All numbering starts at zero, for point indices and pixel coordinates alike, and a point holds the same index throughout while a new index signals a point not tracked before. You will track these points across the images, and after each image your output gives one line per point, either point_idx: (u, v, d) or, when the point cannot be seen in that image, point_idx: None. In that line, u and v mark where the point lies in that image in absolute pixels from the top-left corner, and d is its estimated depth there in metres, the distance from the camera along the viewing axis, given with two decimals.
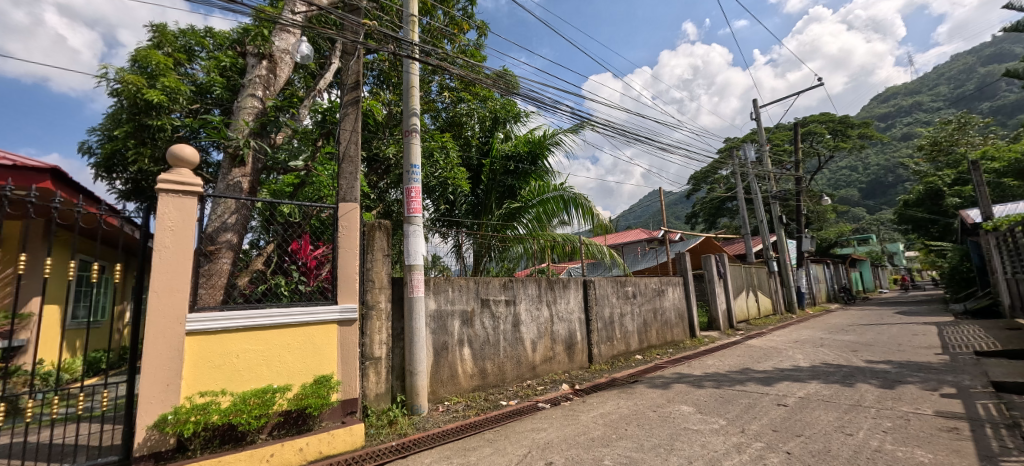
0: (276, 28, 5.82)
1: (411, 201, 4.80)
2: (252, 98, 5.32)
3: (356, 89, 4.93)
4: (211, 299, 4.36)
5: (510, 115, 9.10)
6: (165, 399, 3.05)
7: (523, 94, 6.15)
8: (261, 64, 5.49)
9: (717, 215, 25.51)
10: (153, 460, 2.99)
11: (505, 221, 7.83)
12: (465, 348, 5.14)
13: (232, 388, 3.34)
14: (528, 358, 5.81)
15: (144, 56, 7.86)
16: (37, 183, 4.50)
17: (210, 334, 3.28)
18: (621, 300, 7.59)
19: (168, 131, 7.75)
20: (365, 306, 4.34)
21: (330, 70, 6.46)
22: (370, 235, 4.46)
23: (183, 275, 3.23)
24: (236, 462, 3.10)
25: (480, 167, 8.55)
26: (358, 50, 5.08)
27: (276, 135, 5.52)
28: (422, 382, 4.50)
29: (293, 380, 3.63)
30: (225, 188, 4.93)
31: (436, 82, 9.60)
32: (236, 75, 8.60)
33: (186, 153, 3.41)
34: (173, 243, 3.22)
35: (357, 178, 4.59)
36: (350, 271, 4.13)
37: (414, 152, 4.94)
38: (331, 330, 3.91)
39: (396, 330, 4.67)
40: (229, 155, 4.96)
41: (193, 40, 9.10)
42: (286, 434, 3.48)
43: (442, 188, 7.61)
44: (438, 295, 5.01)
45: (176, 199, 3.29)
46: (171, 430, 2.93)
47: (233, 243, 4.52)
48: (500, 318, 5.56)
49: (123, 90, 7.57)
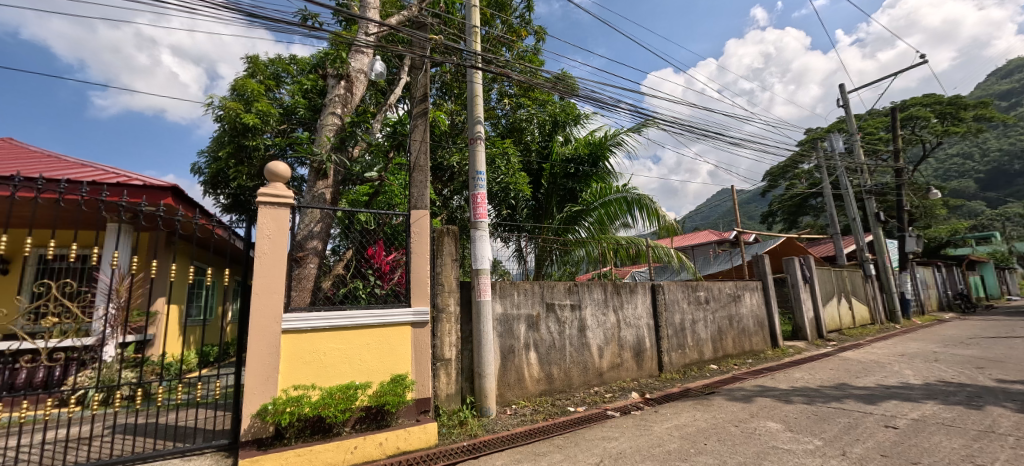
0: (351, 50, 6.27)
1: (477, 206, 4.91)
2: (333, 116, 5.79)
3: (424, 101, 5.16)
4: (301, 301, 4.81)
5: (570, 118, 9.04)
6: (265, 391, 3.39)
7: (584, 95, 6.07)
8: (339, 84, 5.96)
9: (799, 214, 23.40)
10: (256, 445, 3.32)
11: (567, 224, 7.76)
12: (531, 352, 5.16)
13: (320, 383, 3.63)
14: (594, 364, 5.70)
15: (242, 85, 8.87)
16: (163, 200, 5.26)
17: (302, 332, 3.60)
18: (692, 305, 7.20)
19: (262, 150, 8.63)
20: (435, 309, 4.52)
21: (399, 85, 6.83)
22: (440, 241, 4.65)
23: (278, 278, 3.57)
24: (325, 452, 3.36)
25: (540, 171, 8.55)
26: (425, 64, 5.32)
27: (353, 149, 5.94)
28: (490, 384, 4.57)
29: (372, 377, 3.87)
30: (310, 200, 5.39)
31: (495, 89, 9.79)
32: (316, 96, 9.41)
33: (279, 169, 3.78)
34: (270, 250, 3.58)
35: (427, 186, 4.79)
36: (421, 275, 4.32)
37: (479, 159, 5.05)
38: (406, 331, 4.10)
39: (465, 333, 4.80)
40: (314, 169, 5.43)
41: (280, 68, 10.09)
42: (367, 428, 3.71)
43: (504, 195, 7.72)
44: (504, 299, 5.08)
45: (272, 210, 3.65)
46: (270, 419, 3.24)
47: (318, 249, 4.92)
48: (565, 323, 5.51)
49: (225, 115, 8.57)
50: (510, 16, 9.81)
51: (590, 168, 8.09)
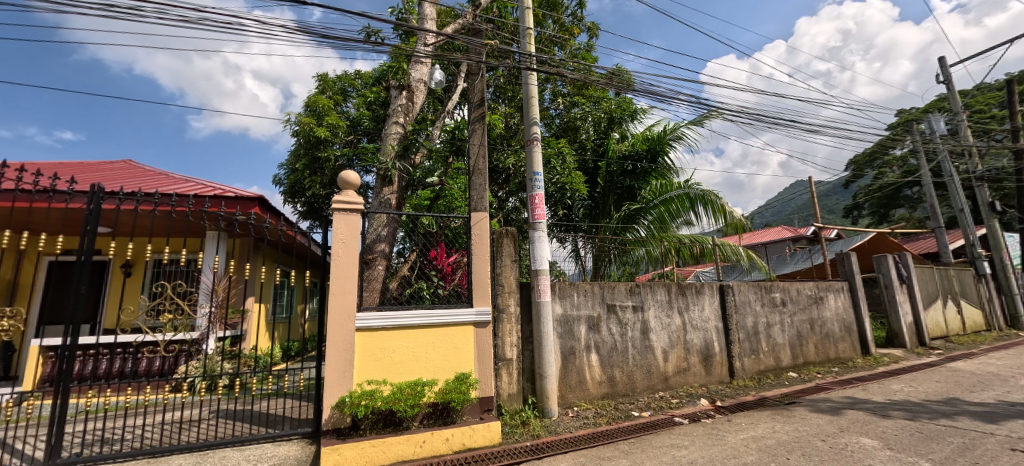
0: (411, 60, 6.54)
1: (535, 207, 4.92)
2: (396, 125, 6.08)
3: (481, 106, 5.26)
4: (372, 300, 5.09)
5: (626, 114, 8.85)
6: (342, 385, 3.64)
7: (642, 88, 5.84)
8: (401, 94, 6.25)
9: (891, 207, 21.00)
10: (335, 434, 3.57)
11: (625, 223, 7.54)
12: (592, 353, 5.09)
13: (391, 379, 3.83)
14: (659, 368, 5.49)
15: (314, 101, 9.58)
16: (250, 208, 5.83)
17: (373, 331, 3.82)
18: (767, 308, 6.72)
19: (333, 160, 9.29)
20: (497, 309, 4.60)
21: (456, 92, 7.02)
22: (499, 242, 4.72)
23: (351, 279, 3.82)
24: (396, 444, 3.54)
25: (596, 170, 8.37)
26: (481, 69, 5.39)
27: (415, 156, 6.21)
28: (552, 385, 4.57)
29: (438, 375, 4.01)
30: (378, 205, 5.69)
31: (549, 89, 9.71)
32: (379, 107, 9.95)
33: (351, 177, 4.04)
34: (345, 253, 3.84)
35: (486, 188, 4.88)
36: (482, 275, 4.42)
37: (536, 160, 5.06)
38: (469, 330, 4.21)
39: (526, 333, 4.84)
40: (380, 177, 5.72)
41: (346, 83, 10.76)
42: (434, 424, 3.85)
43: (561, 195, 7.67)
44: (564, 300, 5.06)
45: (345, 215, 3.91)
46: (348, 411, 3.47)
47: (386, 252, 5.18)
48: (627, 325, 5.37)
49: (301, 130, 9.31)
50: (562, 14, 9.73)
51: (649, 164, 7.84)
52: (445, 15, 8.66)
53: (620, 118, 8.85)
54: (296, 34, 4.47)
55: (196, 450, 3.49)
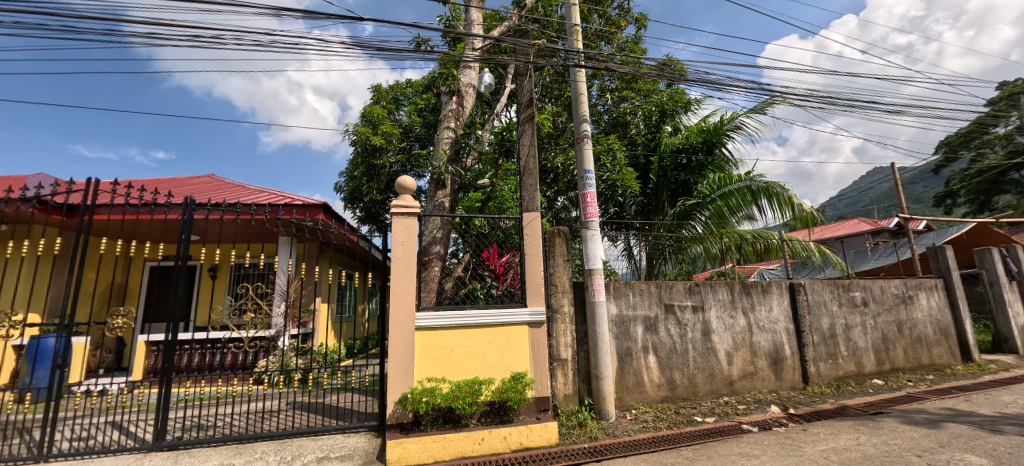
0: (460, 66, 6.70)
1: (587, 206, 4.83)
2: (448, 130, 6.24)
3: (530, 106, 5.26)
4: (429, 300, 5.26)
5: (679, 106, 8.52)
6: (404, 381, 3.80)
7: (696, 78, 5.55)
8: (451, 99, 6.41)
9: (993, 193, 18.53)
10: (399, 429, 3.73)
11: (680, 220, 7.24)
12: (650, 355, 4.93)
13: (449, 377, 3.93)
14: (723, 372, 5.21)
15: (369, 110, 10.07)
16: (316, 214, 6.23)
17: (431, 330, 3.94)
18: (845, 309, 6.17)
19: (388, 167, 9.79)
20: (550, 309, 4.58)
21: (504, 94, 7.08)
22: (551, 242, 4.70)
23: (410, 280, 3.97)
24: (456, 441, 3.63)
25: (648, 165, 8.10)
26: (529, 70, 5.37)
27: (467, 160, 6.35)
28: (609, 387, 4.47)
29: (494, 374, 4.06)
30: (432, 209, 5.87)
31: (596, 85, 9.52)
32: (429, 113, 10.30)
33: (407, 182, 4.19)
34: (403, 254, 4.00)
35: (537, 188, 4.88)
36: (536, 275, 4.42)
37: (587, 157, 4.98)
38: (524, 330, 4.23)
39: (581, 333, 4.78)
40: (434, 181, 5.90)
41: (398, 92, 11.21)
42: (492, 422, 3.91)
43: (612, 192, 7.52)
44: (619, 299, 4.95)
45: (404, 219, 4.07)
46: (410, 406, 3.61)
47: (441, 253, 5.33)
48: (686, 326, 5.15)
49: (358, 139, 9.79)
50: (608, 7, 9.52)
51: (705, 156, 7.32)
52: (491, 18, 8.77)
53: (672, 110, 8.54)
54: (354, 49, 4.73)
55: (277, 438, 3.80)
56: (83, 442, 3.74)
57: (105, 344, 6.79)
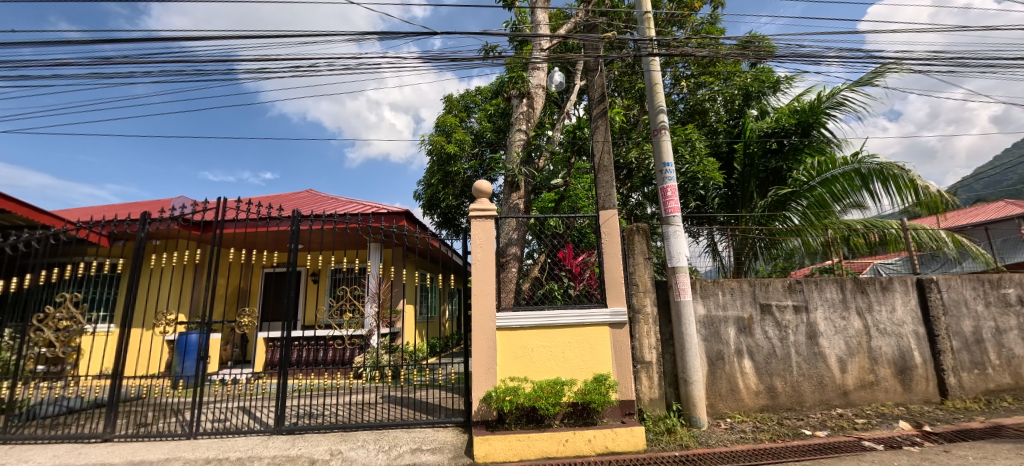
0: (529, 68, 6.74)
1: (667, 200, 4.57)
2: (520, 132, 6.31)
3: (603, 101, 5.13)
4: (507, 300, 5.37)
5: (766, 87, 7.81)
6: (488, 379, 3.91)
7: (789, 54, 5.02)
8: (522, 102, 6.46)
9: None
10: (484, 426, 3.83)
11: (773, 211, 6.61)
12: (745, 359, 4.56)
13: (532, 377, 3.97)
14: (835, 381, 4.65)
15: (442, 120, 10.53)
16: (399, 221, 6.63)
17: (512, 330, 4.02)
18: (994, 309, 5.20)
19: (462, 173, 10.17)
20: (632, 309, 4.43)
21: (574, 92, 6.96)
22: (630, 239, 4.54)
23: (489, 280, 4.08)
24: (540, 441, 3.65)
25: (732, 153, 7.49)
26: (600, 64, 5.23)
27: (539, 160, 6.35)
28: (699, 392, 4.20)
29: (576, 375, 4.01)
30: (507, 211, 5.97)
31: (670, 73, 9.04)
32: (498, 117, 10.55)
33: (483, 186, 4.31)
34: (483, 256, 4.12)
35: (613, 185, 4.74)
36: (615, 274, 4.28)
37: (665, 150, 4.72)
38: (605, 331, 4.12)
39: (666, 335, 4.55)
40: (508, 183, 5.99)
41: (468, 99, 11.56)
42: (575, 424, 3.87)
43: (693, 185, 7.11)
44: (707, 299, 4.64)
45: (482, 221, 4.19)
46: (494, 404, 3.70)
47: (517, 254, 5.41)
48: (787, 328, 4.68)
49: (434, 148, 10.27)
50: None
51: (801, 139, 6.49)
52: (557, 17, 8.73)
53: (757, 92, 7.88)
54: (430, 63, 5.01)
55: (375, 428, 4.11)
56: (222, 424, 4.36)
57: (234, 339, 7.84)
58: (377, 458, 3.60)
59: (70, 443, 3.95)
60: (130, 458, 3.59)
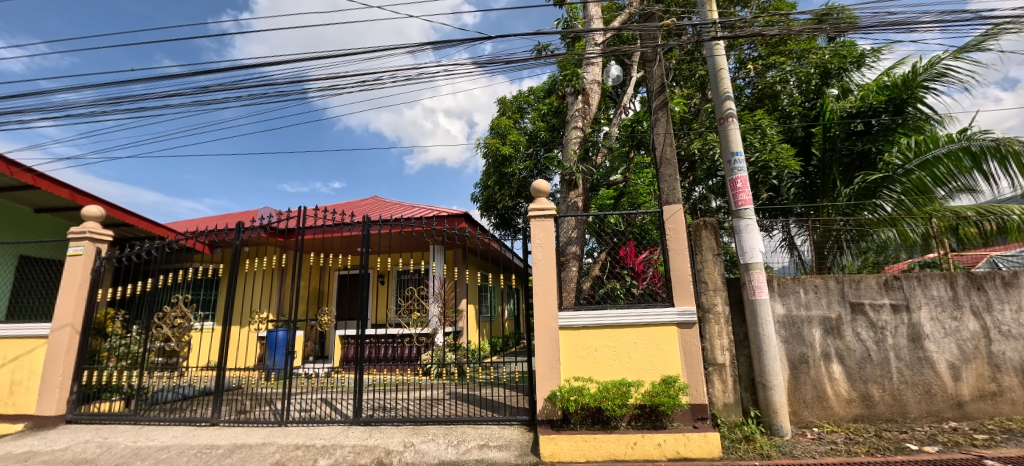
0: (583, 64, 6.63)
1: (738, 192, 4.28)
2: (576, 129, 6.23)
3: (663, 92, 4.91)
4: (568, 299, 5.35)
5: (848, 62, 7.12)
6: (552, 378, 3.91)
7: (877, 24, 4.50)
8: (577, 99, 6.38)
9: None
10: (549, 425, 3.84)
11: (861, 200, 5.92)
12: (833, 364, 4.17)
13: (596, 377, 3.92)
14: (946, 390, 4.12)
15: (497, 122, 10.69)
16: (458, 223, 6.83)
17: (575, 330, 3.99)
18: None
19: (517, 174, 10.30)
20: (701, 309, 4.22)
21: (631, 85, 6.75)
22: (697, 235, 4.32)
23: (551, 279, 4.07)
24: (608, 442, 3.58)
25: (810, 138, 6.98)
26: (658, 54, 5.02)
27: (596, 157, 6.24)
28: (781, 398, 3.90)
29: (643, 376, 3.89)
30: (566, 209, 5.93)
31: (734, 57, 8.50)
32: (552, 116, 10.52)
33: (541, 186, 4.31)
34: (543, 256, 4.12)
35: (677, 179, 4.53)
36: (682, 272, 4.07)
37: (733, 138, 4.41)
38: (673, 331, 3.94)
39: (740, 336, 4.28)
40: (566, 182, 5.94)
41: (521, 100, 11.61)
42: (643, 426, 3.75)
43: (764, 174, 6.65)
44: (786, 298, 4.30)
45: (541, 221, 4.20)
46: (559, 404, 3.70)
47: (577, 253, 5.37)
48: (884, 329, 4.21)
49: (489, 151, 10.44)
50: None
51: (893, 118, 5.82)
52: (609, 10, 8.53)
53: (838, 69, 7.20)
54: (485, 67, 5.10)
55: (444, 423, 4.27)
56: (308, 413, 4.75)
57: (313, 337, 8.48)
58: (447, 451, 3.72)
59: (186, 426, 4.49)
60: (233, 441, 4.01)
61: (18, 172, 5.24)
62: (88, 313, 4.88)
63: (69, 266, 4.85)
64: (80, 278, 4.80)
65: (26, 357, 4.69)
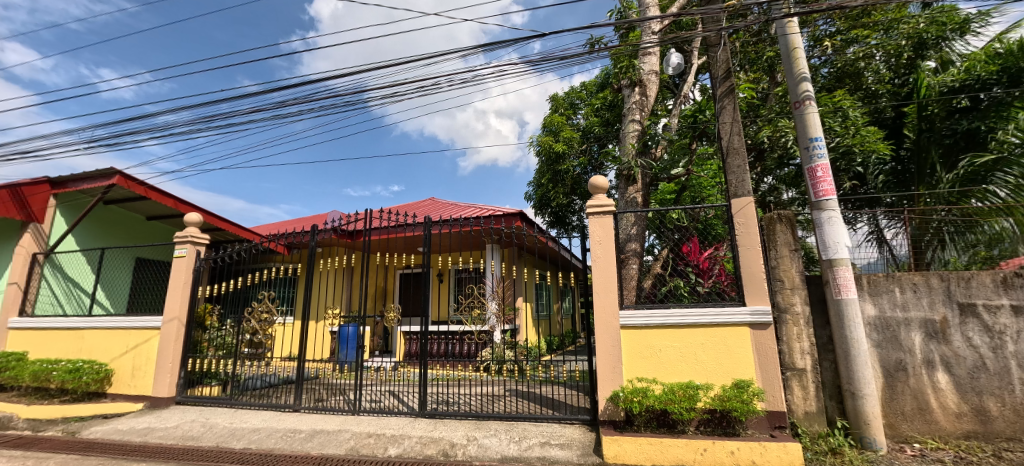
0: (640, 55, 6.39)
1: (818, 182, 3.93)
2: (633, 123, 6.04)
3: (729, 77, 4.59)
4: (628, 297, 5.22)
5: (949, 30, 6.36)
6: (614, 379, 3.83)
7: None
8: (634, 91, 6.16)
9: None
10: (612, 426, 3.75)
11: (967, 187, 5.00)
12: (938, 372, 3.72)
13: (661, 379, 3.78)
14: None
15: (549, 120, 10.64)
16: (514, 222, 6.88)
17: (638, 329, 3.88)
18: None
19: (571, 170, 10.19)
20: (776, 309, 3.94)
21: (692, 73, 6.40)
22: (770, 229, 4.02)
23: (612, 276, 3.98)
24: (675, 447, 3.44)
25: (901, 119, 6.32)
26: (722, 37, 4.70)
27: (656, 150, 5.99)
28: (874, 408, 3.54)
29: (712, 379, 3.70)
30: (625, 205, 5.78)
31: (807, 35, 7.81)
32: (606, 110, 10.30)
33: (600, 182, 4.23)
34: (602, 253, 4.05)
35: (747, 170, 4.24)
36: (754, 270, 3.80)
37: (811, 124, 4.04)
38: (744, 332, 3.70)
39: (823, 339, 3.93)
40: (624, 177, 5.79)
41: (573, 96, 11.45)
42: (713, 433, 3.57)
43: (847, 161, 6.08)
44: (879, 297, 3.89)
45: (600, 218, 4.12)
46: (622, 405, 3.61)
47: (637, 250, 5.20)
48: (1003, 335, 3.67)
49: (543, 149, 10.42)
50: None
51: (1007, 90, 5.14)
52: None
53: (935, 38, 6.41)
54: (538, 64, 5.08)
55: (505, 419, 4.32)
56: (377, 404, 5.02)
57: (379, 332, 8.93)
58: (509, 447, 3.77)
59: (272, 411, 4.93)
60: (313, 427, 4.34)
61: (133, 185, 6.02)
62: (191, 308, 5.50)
63: (176, 266, 5.49)
64: (184, 276, 5.42)
65: (143, 345, 5.37)
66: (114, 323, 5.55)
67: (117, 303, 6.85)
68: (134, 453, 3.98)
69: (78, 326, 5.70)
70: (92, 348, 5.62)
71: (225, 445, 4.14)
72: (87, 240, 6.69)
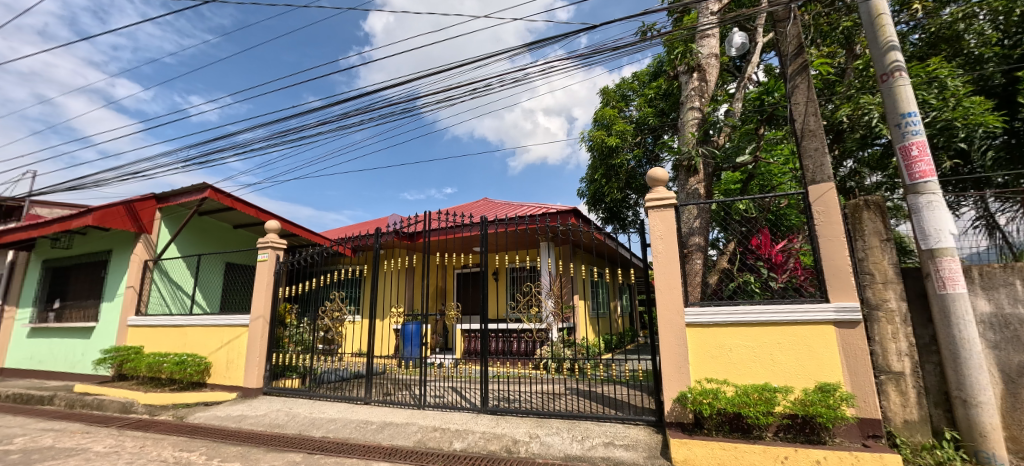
0: (697, 38, 6.05)
1: (914, 163, 3.48)
2: (693, 110, 5.73)
3: (801, 54, 4.18)
4: (692, 294, 4.99)
5: None
6: (681, 379, 3.66)
7: None
8: (692, 77, 5.85)
9: None
10: (680, 428, 3.59)
11: None
12: None
13: (734, 380, 3.56)
14: None
15: (601, 113, 10.39)
16: (567, 219, 6.81)
17: (706, 328, 3.69)
18: None
19: (625, 164, 9.88)
20: (866, 305, 3.57)
21: (757, 53, 5.94)
22: (856, 217, 3.66)
23: (675, 272, 3.81)
24: (751, 454, 3.22)
25: (1015, 86, 5.57)
26: (792, 11, 4.33)
27: (718, 137, 5.63)
28: (992, 418, 3.10)
29: (792, 382, 3.42)
30: (686, 197, 5.51)
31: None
32: (661, 99, 9.87)
33: (659, 174, 4.06)
34: (664, 249, 3.89)
35: (826, 153, 3.87)
36: (838, 262, 3.47)
37: (904, 97, 3.59)
38: (828, 331, 3.39)
39: (924, 339, 3.51)
40: (684, 168, 5.51)
41: (625, 88, 11.09)
42: (795, 439, 3.31)
43: (946, 137, 5.37)
44: (993, 292, 3.41)
45: (661, 211, 3.96)
46: (690, 407, 3.45)
47: (701, 245, 4.97)
48: None
49: (595, 144, 10.21)
50: None
51: None
52: None
53: None
54: (589, 58, 4.99)
55: (567, 417, 4.30)
56: (441, 399, 5.19)
57: (440, 330, 9.21)
58: (571, 446, 3.73)
59: (346, 403, 5.26)
60: (383, 419, 4.57)
61: (222, 197, 6.66)
62: (273, 307, 5.99)
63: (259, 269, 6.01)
64: (267, 279, 5.91)
65: (235, 342, 5.94)
66: (210, 322, 6.19)
67: (212, 303, 7.63)
68: (231, 437, 4.42)
69: (181, 324, 6.42)
70: (194, 344, 6.30)
71: (307, 433, 4.47)
72: (186, 248, 7.51)
